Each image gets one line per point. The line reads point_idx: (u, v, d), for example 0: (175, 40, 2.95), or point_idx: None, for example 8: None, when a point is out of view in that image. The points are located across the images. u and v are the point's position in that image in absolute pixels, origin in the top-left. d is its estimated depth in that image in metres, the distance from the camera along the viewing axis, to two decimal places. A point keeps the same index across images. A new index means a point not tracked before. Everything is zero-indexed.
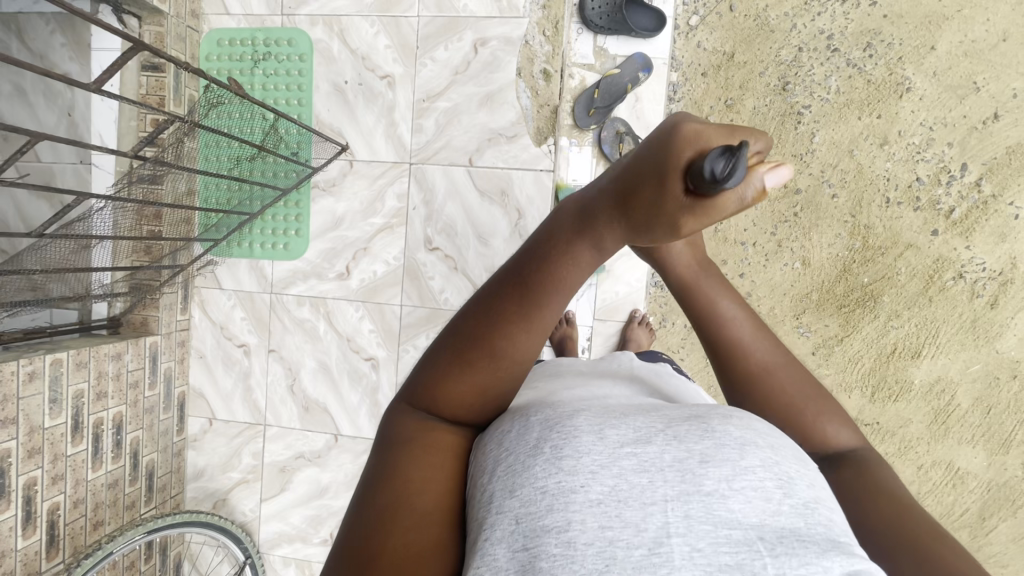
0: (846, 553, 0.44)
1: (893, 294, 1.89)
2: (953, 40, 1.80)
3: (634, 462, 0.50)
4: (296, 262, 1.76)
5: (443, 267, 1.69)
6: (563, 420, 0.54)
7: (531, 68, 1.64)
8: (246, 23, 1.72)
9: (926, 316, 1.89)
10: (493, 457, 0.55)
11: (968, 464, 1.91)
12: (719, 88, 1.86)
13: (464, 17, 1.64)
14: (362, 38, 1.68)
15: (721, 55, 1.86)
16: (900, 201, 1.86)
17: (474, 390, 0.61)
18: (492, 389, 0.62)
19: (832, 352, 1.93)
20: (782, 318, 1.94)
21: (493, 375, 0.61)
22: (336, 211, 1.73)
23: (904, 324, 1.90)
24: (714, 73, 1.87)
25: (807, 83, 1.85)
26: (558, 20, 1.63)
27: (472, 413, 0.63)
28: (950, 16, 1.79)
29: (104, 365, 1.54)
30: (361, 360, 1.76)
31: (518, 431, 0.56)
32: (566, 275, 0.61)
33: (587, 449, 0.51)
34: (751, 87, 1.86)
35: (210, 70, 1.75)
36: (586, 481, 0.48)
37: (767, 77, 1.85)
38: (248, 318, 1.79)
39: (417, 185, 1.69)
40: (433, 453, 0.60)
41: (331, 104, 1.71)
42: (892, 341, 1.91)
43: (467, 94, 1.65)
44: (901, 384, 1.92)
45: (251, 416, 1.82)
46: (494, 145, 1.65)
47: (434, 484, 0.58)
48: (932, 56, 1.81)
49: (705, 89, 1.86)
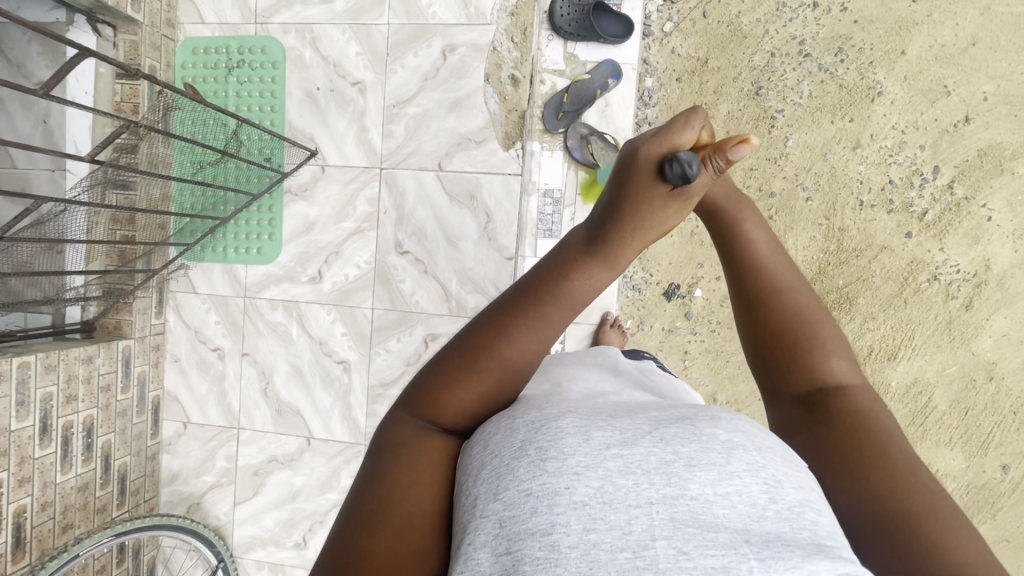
0: (831, 557, 0.44)
1: (869, 297, 1.90)
2: (923, 44, 1.82)
3: (620, 463, 0.49)
4: (269, 267, 1.77)
5: (414, 271, 1.71)
6: (549, 421, 0.54)
7: (499, 74, 1.67)
8: (221, 32, 1.75)
9: (902, 318, 1.89)
10: (479, 459, 0.54)
11: (947, 466, 1.91)
12: (694, 93, 1.88)
13: (433, 25, 1.67)
14: (334, 45, 1.71)
15: (695, 60, 1.88)
16: (874, 204, 1.88)
17: (479, 395, 0.62)
18: (496, 398, 0.63)
19: None
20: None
21: (495, 381, 0.63)
22: (308, 215, 1.75)
23: (879, 326, 1.90)
24: (689, 78, 1.88)
25: (781, 88, 1.87)
26: (527, 27, 1.66)
27: (475, 419, 0.63)
28: (919, 21, 1.81)
29: (75, 368, 1.55)
30: (333, 363, 1.76)
31: (504, 434, 0.54)
32: (579, 291, 0.66)
33: (572, 450, 0.50)
34: (726, 92, 1.88)
35: (185, 78, 1.78)
36: (571, 482, 0.48)
37: (740, 82, 1.88)
38: (222, 322, 1.81)
39: (387, 189, 1.70)
40: (423, 457, 0.58)
41: (304, 110, 1.73)
42: (869, 343, 1.91)
43: (437, 100, 1.67)
44: (877, 387, 1.92)
45: (225, 419, 1.82)
46: (463, 150, 1.67)
47: (421, 488, 0.56)
48: (903, 60, 1.83)
49: (680, 94, 1.88)
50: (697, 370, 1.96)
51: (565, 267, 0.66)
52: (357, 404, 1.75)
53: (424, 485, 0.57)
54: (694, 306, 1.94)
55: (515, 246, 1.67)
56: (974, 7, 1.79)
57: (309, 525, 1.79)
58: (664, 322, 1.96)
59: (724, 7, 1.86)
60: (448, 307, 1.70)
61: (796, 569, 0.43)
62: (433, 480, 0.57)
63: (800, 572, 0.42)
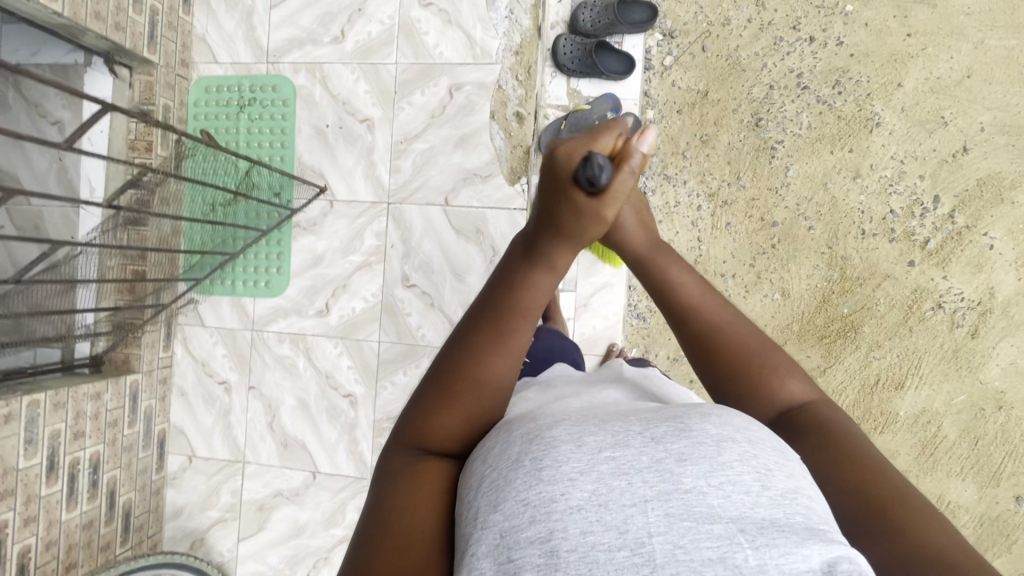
0: (824, 541, 0.45)
1: (873, 325, 1.90)
2: (919, 77, 1.86)
3: (612, 465, 0.49)
4: (277, 300, 1.79)
5: (420, 304, 1.72)
6: (542, 430, 0.54)
7: (504, 110, 1.70)
8: (233, 71, 1.80)
9: (908, 346, 1.89)
10: (478, 473, 0.54)
11: (960, 497, 1.88)
12: (695, 124, 1.93)
13: (440, 64, 1.71)
14: (343, 84, 1.75)
15: (696, 93, 1.92)
16: (875, 232, 1.89)
17: (462, 417, 0.64)
18: (479, 416, 0.65)
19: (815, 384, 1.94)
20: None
21: (476, 401, 0.64)
22: (316, 249, 1.77)
23: (886, 354, 1.90)
24: (689, 110, 1.93)
25: (780, 119, 1.91)
26: (530, 65, 1.71)
27: (462, 439, 0.65)
28: (914, 55, 1.85)
29: (83, 405, 1.55)
30: (340, 397, 1.76)
31: (501, 448, 0.55)
32: (529, 301, 0.66)
33: (565, 458, 0.50)
34: (726, 124, 1.92)
35: (197, 115, 1.82)
36: (566, 488, 0.48)
37: (740, 113, 1.91)
38: (229, 355, 1.82)
39: (395, 224, 1.73)
40: (419, 480, 0.61)
41: (313, 146, 1.77)
42: (875, 371, 1.91)
43: (443, 136, 1.71)
44: (886, 416, 1.91)
45: (230, 453, 1.82)
46: (469, 184, 1.70)
47: (421, 508, 0.59)
48: (899, 93, 1.87)
49: (681, 125, 1.93)
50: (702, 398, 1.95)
51: (509, 279, 0.67)
52: (363, 438, 1.75)
53: (422, 505, 0.59)
54: None
55: None
56: (968, 41, 1.83)
57: (314, 562, 1.77)
58: (669, 351, 1.88)
59: (723, 41, 1.90)
60: None
61: (790, 555, 0.43)
62: (427, 510, 0.58)
63: (794, 557, 0.43)
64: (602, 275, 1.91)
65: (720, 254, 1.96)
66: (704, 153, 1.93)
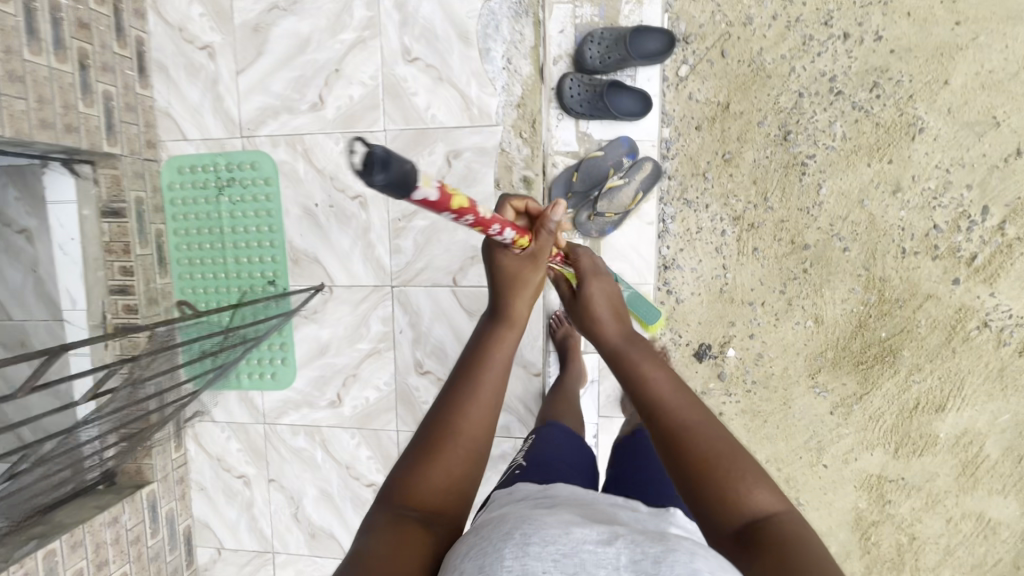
0: None
1: (914, 348, 1.73)
2: (969, 71, 1.59)
3: (593, 559, 0.51)
4: (286, 392, 1.70)
5: (436, 391, 1.62)
6: (534, 517, 0.58)
7: (509, 175, 1.53)
8: (206, 148, 1.62)
9: (950, 368, 1.72)
10: (466, 546, 0.57)
11: (1000, 513, 1.77)
12: (715, 141, 1.70)
13: (434, 128, 1.53)
14: (328, 157, 1.57)
15: (716, 105, 1.69)
16: (917, 250, 1.68)
17: (448, 468, 0.79)
18: (464, 464, 0.81)
19: (851, 411, 1.78)
20: (801, 383, 1.79)
21: (460, 453, 0.81)
22: (321, 337, 1.65)
23: (927, 377, 1.74)
24: (710, 125, 1.70)
25: (811, 130, 1.67)
26: (535, 116, 1.50)
27: (447, 489, 0.78)
28: (963, 47, 1.59)
29: (102, 534, 1.51)
30: (362, 486, 1.71)
31: (494, 526, 0.59)
32: (489, 362, 0.91)
33: (550, 539, 0.53)
34: (751, 138, 1.69)
35: (173, 200, 1.63)
36: (547, 568, 0.50)
37: (767, 126, 1.68)
38: (244, 449, 1.76)
39: (402, 308, 1.60)
40: (408, 527, 0.71)
41: (304, 227, 1.61)
42: (915, 396, 1.75)
43: (445, 210, 1.55)
44: (925, 439, 1.77)
45: (258, 543, 1.79)
46: (478, 262, 1.55)
47: (406, 548, 0.68)
48: (946, 91, 1.61)
49: (701, 143, 1.70)
50: (734, 431, 1.84)
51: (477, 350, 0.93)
52: None
53: (413, 549, 0.68)
54: (728, 366, 1.81)
55: (542, 360, 1.57)
56: None
57: None
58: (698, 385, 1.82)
59: (744, 43, 1.66)
60: None
61: None
62: (415, 558, 0.67)
63: None
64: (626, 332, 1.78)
65: (747, 281, 1.76)
66: (728, 173, 1.71)
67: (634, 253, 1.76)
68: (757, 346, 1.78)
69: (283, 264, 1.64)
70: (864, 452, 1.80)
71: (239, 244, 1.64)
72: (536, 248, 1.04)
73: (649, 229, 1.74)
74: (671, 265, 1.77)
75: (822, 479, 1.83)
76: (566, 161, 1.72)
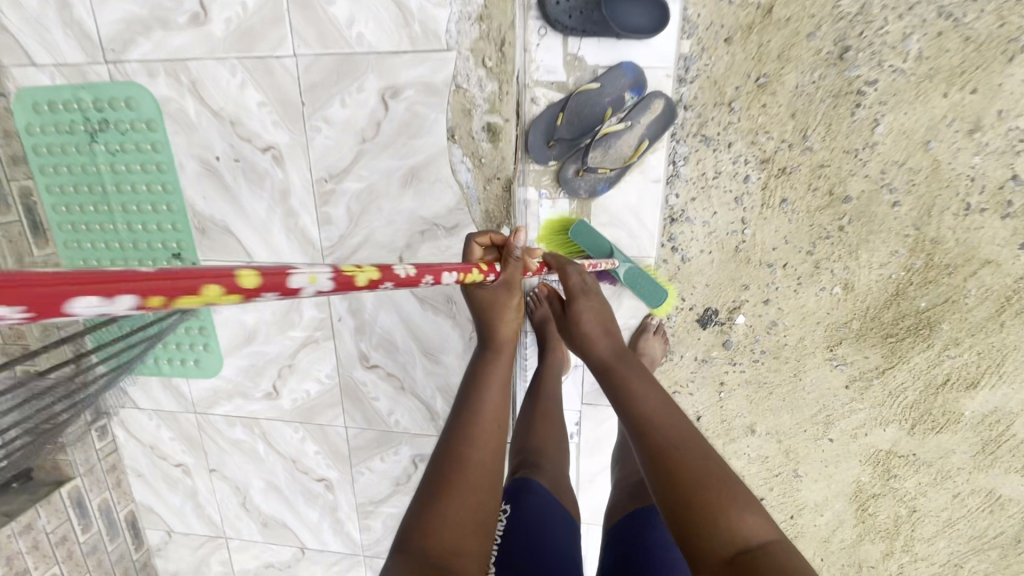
0: None
1: (956, 320, 1.28)
2: None
3: None
4: (214, 381, 1.45)
5: (387, 386, 1.36)
6: None
7: (469, 123, 1.12)
8: (63, 77, 1.20)
9: (996, 343, 1.29)
10: None
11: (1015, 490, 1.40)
12: (750, 59, 1.21)
13: (362, 54, 1.09)
14: (224, 92, 1.16)
15: (755, 8, 1.18)
16: (984, 206, 1.19)
17: (462, 506, 0.70)
18: (478, 501, 0.72)
19: (870, 388, 1.38)
20: (814, 352, 1.38)
21: (473, 489, 0.73)
22: (246, 322, 1.36)
23: (966, 352, 1.30)
24: (744, 37, 1.20)
25: (876, 47, 1.15)
26: (505, 34, 1.06)
27: (465, 526, 0.69)
28: None
29: (14, 544, 1.35)
30: (313, 480, 1.53)
31: None
32: (488, 389, 0.87)
33: None
34: (795, 56, 1.19)
35: (38, 149, 1.26)
36: None
37: (818, 39, 1.17)
38: (177, 438, 1.55)
39: (338, 292, 1.29)
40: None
41: (206, 187, 1.24)
42: (946, 372, 1.33)
43: (384, 170, 1.16)
44: (949, 417, 1.37)
45: (209, 529, 1.66)
46: (429, 238, 1.20)
47: None
48: None
49: (730, 62, 1.21)
50: (734, 402, 1.47)
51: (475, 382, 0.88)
52: (347, 520, 1.55)
53: None
54: (736, 334, 1.40)
55: None
56: None
57: None
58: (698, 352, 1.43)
59: None
60: (434, 428, 1.38)
61: None
62: None
63: None
64: (619, 313, 1.47)
65: (766, 237, 1.31)
66: (760, 103, 1.23)
67: (635, 217, 1.35)
68: (770, 316, 1.37)
69: (188, 233, 1.29)
70: (875, 428, 1.42)
71: (128, 206, 1.28)
72: (507, 276, 0.94)
73: (655, 187, 1.31)
74: (678, 218, 1.34)
75: (825, 452, 1.46)
76: (551, 95, 1.28)
